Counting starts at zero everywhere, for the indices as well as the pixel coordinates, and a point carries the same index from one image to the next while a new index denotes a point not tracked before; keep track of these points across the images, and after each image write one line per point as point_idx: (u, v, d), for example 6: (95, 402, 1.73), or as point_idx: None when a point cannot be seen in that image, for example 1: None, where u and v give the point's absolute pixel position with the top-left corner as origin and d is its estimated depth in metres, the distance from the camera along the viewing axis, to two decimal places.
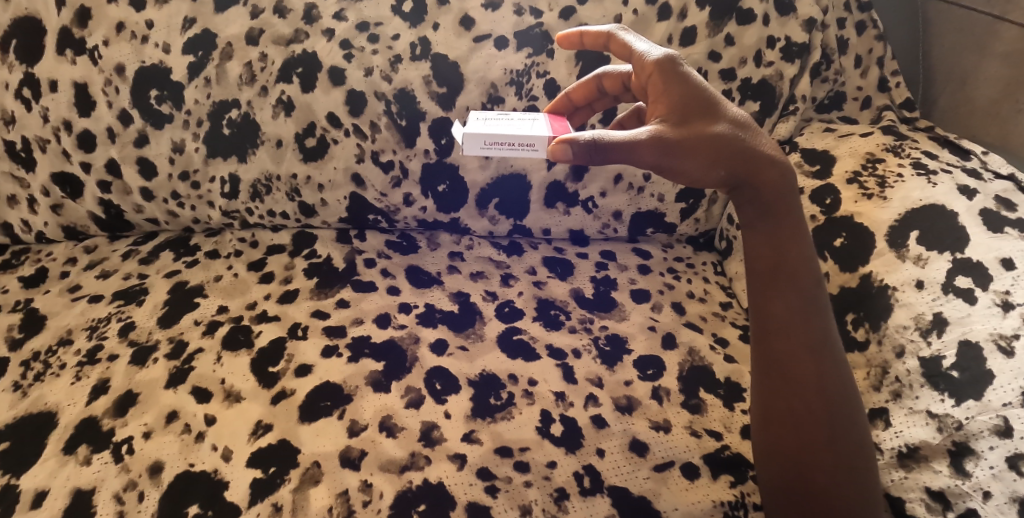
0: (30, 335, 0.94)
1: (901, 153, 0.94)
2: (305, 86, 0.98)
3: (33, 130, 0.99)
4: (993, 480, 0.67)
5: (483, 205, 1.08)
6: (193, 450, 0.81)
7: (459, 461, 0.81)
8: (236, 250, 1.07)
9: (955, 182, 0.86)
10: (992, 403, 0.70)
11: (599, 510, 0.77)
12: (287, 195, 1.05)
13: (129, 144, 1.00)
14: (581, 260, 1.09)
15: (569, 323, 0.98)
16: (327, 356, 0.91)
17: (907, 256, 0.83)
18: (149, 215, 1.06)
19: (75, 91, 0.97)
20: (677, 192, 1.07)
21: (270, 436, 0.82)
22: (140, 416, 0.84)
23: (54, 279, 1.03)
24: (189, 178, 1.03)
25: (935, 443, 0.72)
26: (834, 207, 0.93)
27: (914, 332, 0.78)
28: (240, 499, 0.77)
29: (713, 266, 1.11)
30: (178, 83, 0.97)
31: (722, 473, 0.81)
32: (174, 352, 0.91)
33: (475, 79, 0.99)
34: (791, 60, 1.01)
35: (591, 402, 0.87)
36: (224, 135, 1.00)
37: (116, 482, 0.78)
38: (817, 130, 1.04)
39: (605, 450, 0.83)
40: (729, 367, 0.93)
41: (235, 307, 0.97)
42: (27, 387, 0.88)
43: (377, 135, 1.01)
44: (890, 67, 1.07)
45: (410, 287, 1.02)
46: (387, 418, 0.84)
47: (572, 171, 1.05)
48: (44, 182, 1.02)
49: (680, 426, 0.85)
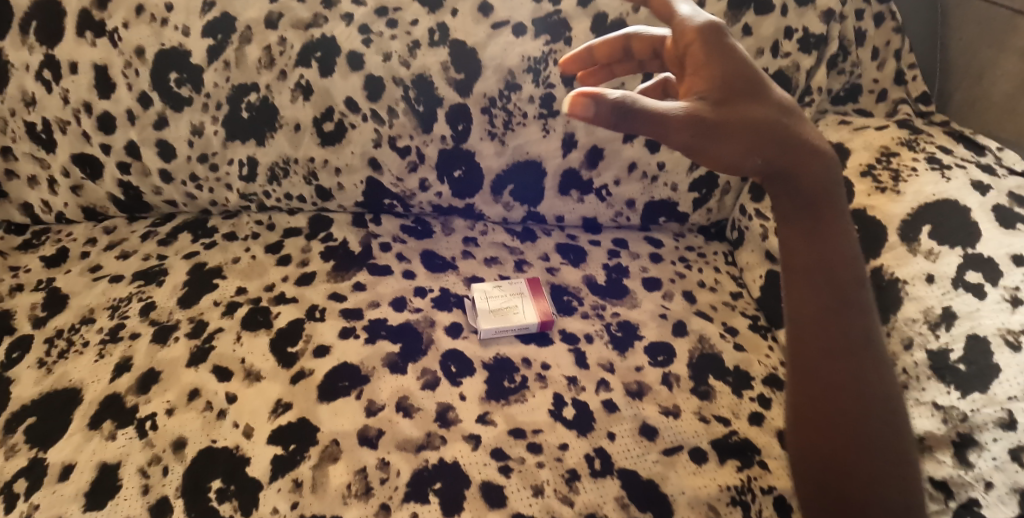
0: (54, 314, 0.96)
1: (916, 147, 0.94)
2: (323, 71, 0.98)
3: (53, 112, 1.00)
4: (995, 471, 0.68)
5: (498, 192, 1.09)
6: (215, 427, 0.83)
7: (474, 441, 0.83)
8: (253, 233, 1.08)
9: (969, 178, 0.87)
10: (996, 396, 0.71)
11: (610, 492, 0.80)
12: (303, 178, 1.06)
13: (148, 126, 1.01)
14: (594, 247, 1.10)
15: (582, 309, 1.00)
16: (344, 337, 0.93)
17: (918, 250, 0.84)
18: (167, 197, 1.07)
19: (95, 73, 0.98)
20: (691, 181, 1.08)
21: (290, 415, 0.85)
22: (163, 393, 0.86)
23: (74, 259, 1.04)
24: (207, 161, 1.04)
25: (940, 434, 0.73)
26: (847, 199, 0.93)
27: (923, 325, 0.80)
28: (261, 475, 0.80)
29: (724, 256, 1.12)
30: (198, 67, 0.98)
31: (730, 458, 0.83)
32: (194, 332, 0.93)
33: (492, 66, 1.00)
34: (808, 52, 1.01)
35: (602, 387, 0.90)
36: (242, 118, 1.01)
37: (141, 456, 0.81)
38: (833, 122, 1.04)
39: (616, 433, 0.85)
40: (740, 355, 0.94)
41: (254, 289, 0.99)
42: (52, 364, 0.90)
43: (394, 120, 1.02)
44: (909, 59, 1.06)
45: (425, 272, 1.04)
46: (403, 399, 0.87)
47: (587, 158, 1.06)
48: (64, 163, 1.03)
49: (690, 412, 0.88)
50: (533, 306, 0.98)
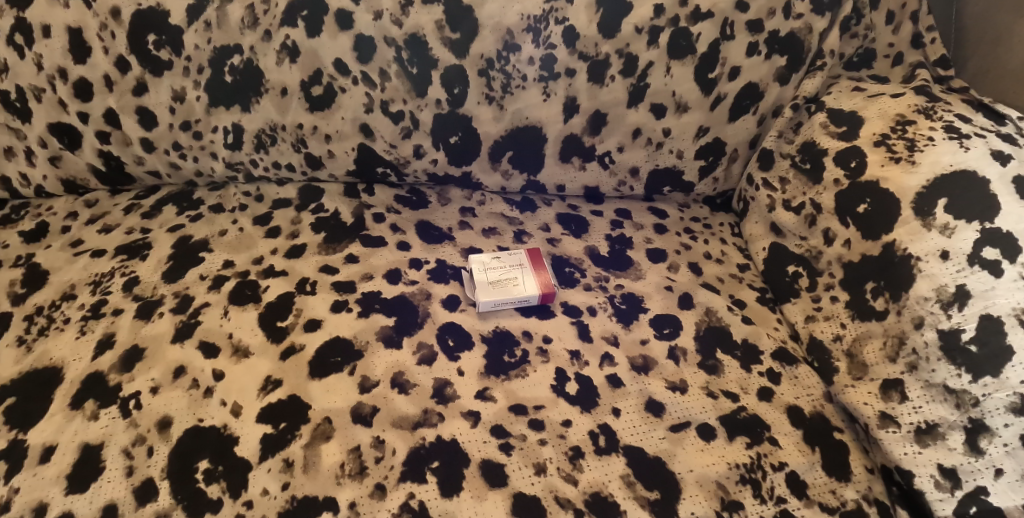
0: (33, 291, 0.91)
1: (933, 115, 0.88)
2: (310, 31, 0.92)
3: (26, 79, 0.93)
4: (1006, 456, 0.72)
5: (497, 159, 1.05)
6: (202, 405, 0.81)
7: (473, 418, 0.82)
8: (241, 204, 1.03)
9: (989, 147, 0.82)
10: (1009, 380, 0.72)
11: (613, 470, 0.78)
12: (292, 146, 1.01)
13: (127, 93, 0.95)
14: (596, 217, 1.07)
15: (584, 281, 0.97)
16: (336, 311, 0.90)
17: (933, 224, 0.80)
18: (150, 167, 1.02)
19: (69, 37, 0.90)
20: (697, 149, 1.05)
21: (280, 392, 0.82)
22: (147, 371, 0.83)
23: (54, 233, 0.98)
24: (191, 128, 0.98)
25: (952, 419, 0.75)
26: (859, 170, 0.89)
27: (934, 304, 0.78)
28: (251, 455, 0.77)
29: (730, 228, 1.09)
30: (177, 27, 0.91)
31: (738, 435, 0.82)
32: (179, 307, 0.89)
33: (490, 25, 0.93)
34: (821, 14, 0.96)
35: (606, 362, 0.88)
36: (226, 82, 0.95)
37: (124, 437, 0.78)
38: (845, 89, 0.99)
39: (620, 409, 0.84)
40: (747, 328, 0.92)
41: (241, 262, 0.95)
42: (31, 342, 0.86)
43: (386, 84, 0.96)
44: (926, 22, 1.00)
45: (421, 243, 1.00)
46: (398, 375, 0.84)
47: (589, 124, 1.02)
48: (40, 133, 0.97)
49: (697, 387, 0.86)
50: (533, 278, 0.94)
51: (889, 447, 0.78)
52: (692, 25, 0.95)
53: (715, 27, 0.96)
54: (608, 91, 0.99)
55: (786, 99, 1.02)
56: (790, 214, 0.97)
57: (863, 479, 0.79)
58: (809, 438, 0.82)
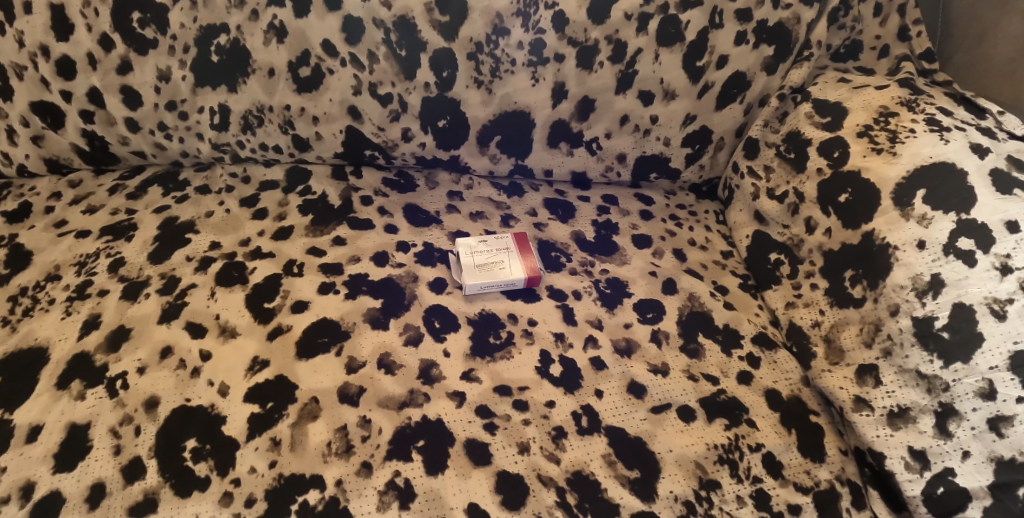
0: (17, 271, 0.90)
1: (915, 107, 0.90)
2: (298, 11, 0.91)
3: (8, 56, 0.91)
4: (973, 440, 0.74)
5: (485, 143, 1.05)
6: (189, 385, 0.81)
7: (458, 399, 0.83)
8: (228, 186, 1.02)
9: (968, 140, 0.84)
10: (978, 366, 0.74)
11: (595, 449, 0.80)
12: (280, 127, 1.00)
13: (111, 71, 0.93)
14: (582, 203, 1.08)
15: (570, 265, 0.99)
16: (324, 293, 0.91)
17: (911, 215, 0.82)
18: (135, 147, 1.01)
19: (51, 13, 0.89)
20: (683, 136, 1.06)
21: (267, 372, 0.83)
22: (134, 352, 0.83)
23: (38, 214, 0.97)
24: (176, 108, 0.97)
25: (923, 403, 0.77)
26: (842, 160, 0.91)
27: (910, 293, 0.80)
28: (238, 433, 0.78)
29: (715, 215, 1.10)
30: (162, 5, 0.90)
31: (718, 417, 0.84)
32: (166, 288, 0.89)
33: (479, 8, 0.93)
34: (809, 4, 0.97)
35: (590, 344, 0.90)
36: (212, 62, 0.94)
37: (112, 416, 0.78)
38: (831, 80, 1.00)
39: (603, 391, 0.86)
40: (728, 314, 0.94)
41: (228, 244, 0.95)
42: (16, 322, 0.86)
43: (375, 66, 0.96)
44: (913, 15, 1.01)
45: (408, 226, 1.00)
46: (385, 356, 0.85)
47: (577, 109, 1.03)
48: (22, 112, 0.95)
49: (678, 370, 0.88)
50: (519, 262, 0.95)
51: (862, 430, 0.80)
52: (681, 12, 0.95)
53: (703, 15, 0.96)
54: (596, 77, 1.00)
55: (772, 89, 1.03)
56: (773, 202, 0.99)
57: (837, 461, 0.82)
58: (786, 420, 0.85)
